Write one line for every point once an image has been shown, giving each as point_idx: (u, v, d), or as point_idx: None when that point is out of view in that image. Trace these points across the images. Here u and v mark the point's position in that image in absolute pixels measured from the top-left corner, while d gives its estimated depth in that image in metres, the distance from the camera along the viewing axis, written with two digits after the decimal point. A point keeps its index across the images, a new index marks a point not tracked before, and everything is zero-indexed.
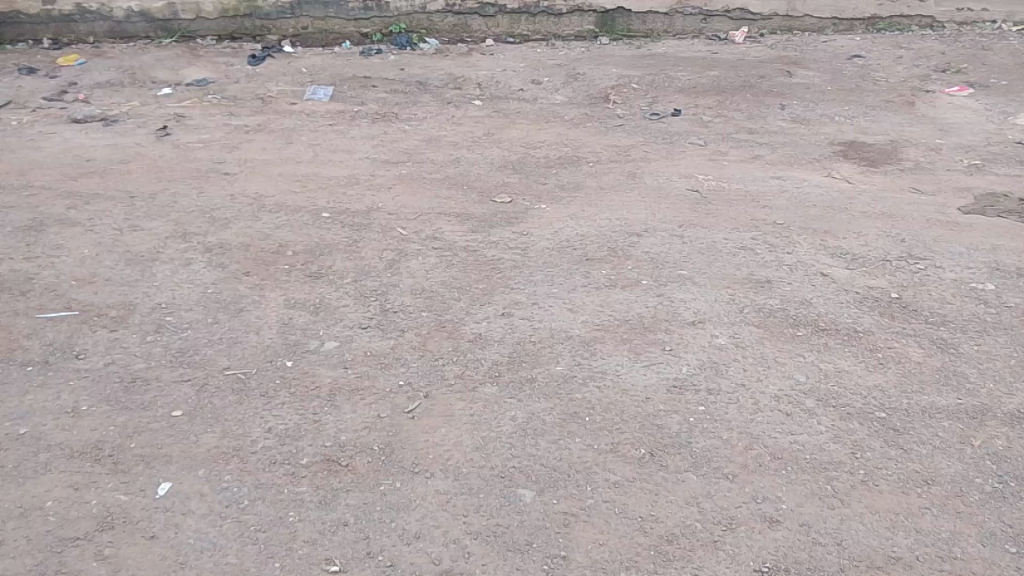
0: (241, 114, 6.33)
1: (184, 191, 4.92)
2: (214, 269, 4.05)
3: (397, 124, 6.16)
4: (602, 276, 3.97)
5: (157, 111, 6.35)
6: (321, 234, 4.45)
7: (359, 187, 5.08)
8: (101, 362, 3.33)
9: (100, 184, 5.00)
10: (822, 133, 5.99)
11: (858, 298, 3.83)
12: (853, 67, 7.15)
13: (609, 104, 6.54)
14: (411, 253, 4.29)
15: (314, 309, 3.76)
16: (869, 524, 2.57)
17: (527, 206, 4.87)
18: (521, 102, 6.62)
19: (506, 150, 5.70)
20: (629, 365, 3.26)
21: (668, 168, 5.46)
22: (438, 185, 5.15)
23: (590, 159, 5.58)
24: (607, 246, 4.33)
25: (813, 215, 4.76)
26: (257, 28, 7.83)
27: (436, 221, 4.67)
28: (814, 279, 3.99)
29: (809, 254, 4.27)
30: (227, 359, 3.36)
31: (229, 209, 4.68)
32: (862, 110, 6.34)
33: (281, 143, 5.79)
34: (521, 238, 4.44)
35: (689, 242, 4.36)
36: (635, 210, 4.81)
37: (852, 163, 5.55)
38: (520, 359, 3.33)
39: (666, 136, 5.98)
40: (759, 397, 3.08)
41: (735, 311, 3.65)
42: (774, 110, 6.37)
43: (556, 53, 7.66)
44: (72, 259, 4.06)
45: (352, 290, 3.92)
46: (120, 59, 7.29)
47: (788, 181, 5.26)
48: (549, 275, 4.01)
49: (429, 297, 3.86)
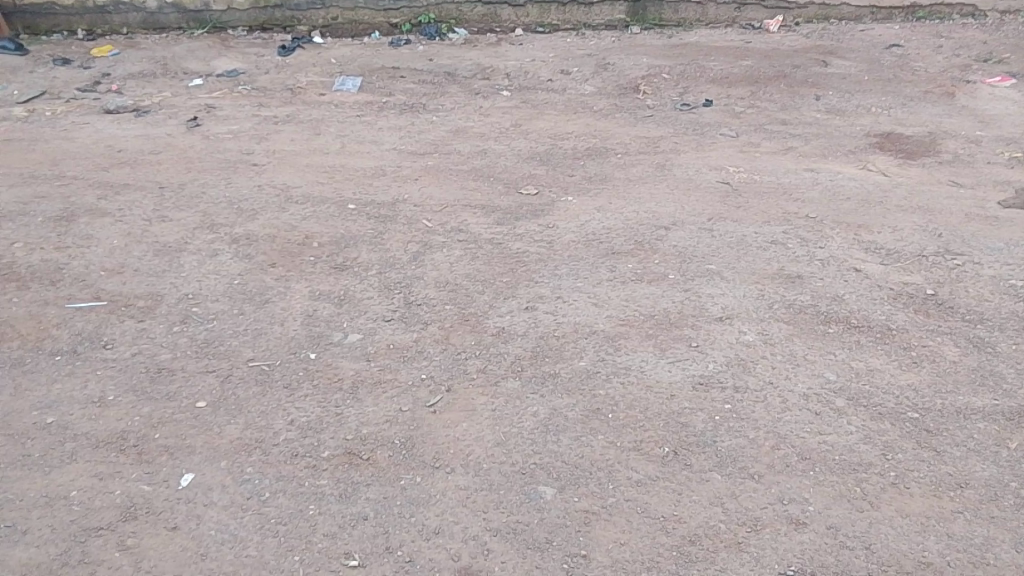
0: (270, 105, 6.36)
1: (213, 181, 4.95)
2: (240, 260, 4.06)
3: (425, 115, 6.15)
4: (628, 269, 3.92)
5: (187, 102, 6.40)
6: (347, 226, 4.45)
7: (385, 178, 5.08)
8: (128, 353, 3.36)
9: (131, 174, 5.04)
10: (857, 124, 5.85)
11: (892, 295, 3.73)
12: (890, 57, 6.98)
13: (639, 95, 6.45)
14: (436, 246, 4.28)
15: (338, 301, 3.76)
16: (900, 529, 2.50)
17: (554, 198, 4.83)
18: (550, 92, 6.56)
19: (533, 141, 5.66)
20: (655, 361, 3.21)
21: (698, 159, 5.37)
22: (465, 176, 5.12)
23: (618, 150, 5.52)
24: (634, 239, 4.27)
25: (846, 209, 4.66)
26: (287, 18, 7.84)
27: (461, 213, 4.65)
28: (846, 275, 3.90)
29: (841, 249, 4.17)
30: (251, 351, 3.37)
31: (256, 200, 4.70)
32: (900, 101, 6.18)
33: (309, 133, 5.81)
34: (547, 231, 4.40)
35: (718, 235, 4.29)
36: (662, 202, 4.74)
37: (888, 155, 5.42)
38: (543, 353, 3.30)
39: (696, 128, 5.88)
40: (788, 396, 3.02)
41: (764, 307, 3.58)
42: (809, 101, 6.24)
43: (585, 43, 7.58)
44: (101, 249, 4.10)
45: (376, 282, 3.92)
46: (152, 50, 7.35)
47: (821, 173, 5.15)
48: (574, 269, 3.96)
49: (453, 290, 3.85)
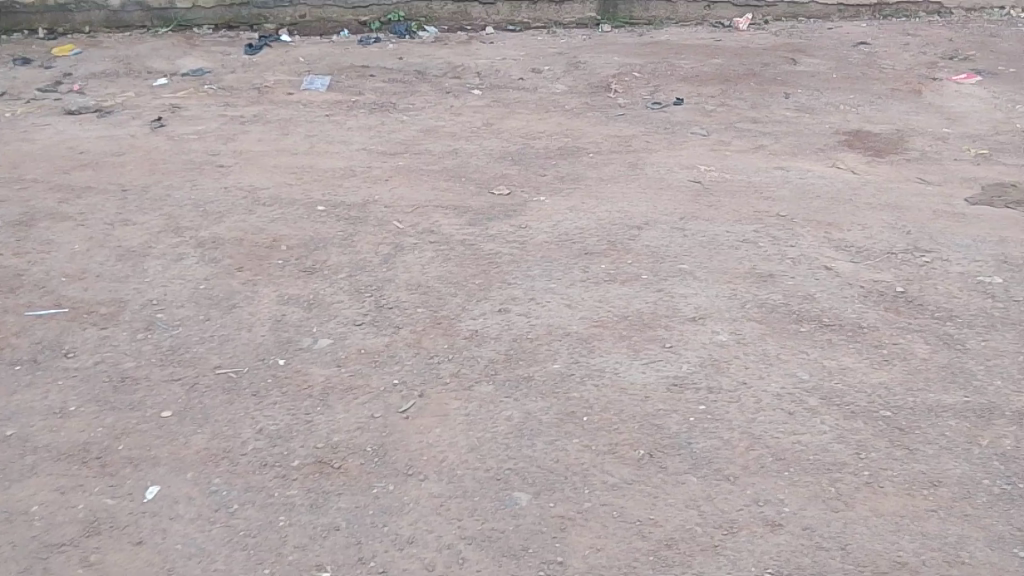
0: (237, 104, 6.25)
1: (178, 183, 4.85)
2: (207, 264, 3.98)
3: (395, 115, 6.08)
4: (600, 270, 3.90)
5: (152, 102, 6.27)
6: (316, 228, 4.38)
7: (355, 179, 5.01)
8: (90, 362, 3.28)
9: (93, 176, 4.93)
10: (827, 122, 5.89)
11: (862, 293, 3.75)
12: (858, 55, 7.04)
13: (610, 93, 6.44)
14: (407, 248, 4.23)
15: (307, 306, 3.69)
16: (874, 528, 2.50)
17: (526, 198, 4.80)
18: (521, 91, 6.52)
19: (505, 141, 5.62)
20: (628, 363, 3.19)
21: (670, 158, 5.37)
22: (436, 177, 5.07)
23: (590, 149, 5.50)
24: (607, 239, 4.26)
25: (816, 207, 4.68)
26: (254, 17, 7.72)
27: (433, 214, 4.60)
28: (817, 273, 3.91)
29: (812, 247, 4.19)
30: (218, 358, 3.30)
31: (222, 202, 4.61)
32: (868, 99, 6.24)
33: (277, 134, 5.72)
34: (520, 232, 4.37)
35: (690, 234, 4.29)
36: (634, 202, 4.73)
37: (857, 153, 5.46)
38: (517, 356, 3.27)
39: (668, 126, 5.89)
40: (762, 395, 3.02)
41: (737, 306, 3.57)
42: (778, 99, 6.27)
43: (556, 41, 7.56)
44: (63, 254, 4.00)
45: (346, 286, 3.87)
46: (115, 49, 7.20)
47: (791, 171, 5.18)
48: (546, 270, 3.94)
49: (425, 292, 3.80)
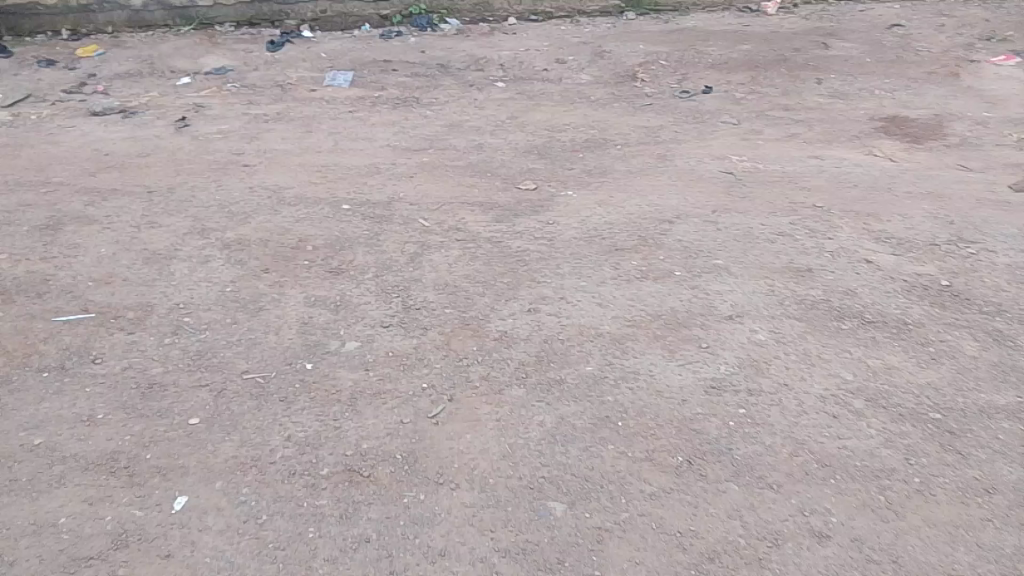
0: (260, 102, 6.21)
1: (203, 184, 4.82)
2: (232, 266, 3.94)
3: (419, 109, 6.00)
4: (632, 267, 3.79)
5: (176, 101, 6.25)
6: (342, 227, 4.33)
7: (379, 176, 4.95)
8: (118, 368, 3.25)
9: (118, 178, 4.91)
10: (862, 108, 5.72)
11: (906, 287, 3.61)
12: (892, 38, 6.83)
13: (637, 83, 6.31)
14: (434, 246, 4.16)
15: (334, 308, 3.64)
16: (926, 539, 2.39)
17: (553, 193, 4.70)
18: (546, 82, 6.41)
19: (531, 134, 5.52)
20: (663, 364, 3.09)
21: (700, 149, 5.24)
22: (461, 173, 4.99)
23: (618, 141, 5.39)
24: (637, 234, 4.15)
25: (854, 197, 4.53)
26: (276, 13, 7.68)
27: (459, 211, 4.52)
28: (857, 267, 3.77)
29: (851, 239, 4.05)
30: (245, 362, 3.26)
31: (247, 202, 4.56)
32: (904, 83, 6.04)
33: (301, 131, 5.67)
34: (547, 228, 4.28)
35: (724, 228, 4.17)
36: (665, 195, 4.62)
37: (893, 140, 5.29)
38: (548, 358, 3.18)
39: (697, 116, 5.75)
40: (804, 398, 2.90)
41: (774, 303, 3.45)
42: (811, 85, 6.10)
43: (580, 30, 7.43)
44: (89, 258, 3.98)
45: (373, 287, 3.80)
46: (138, 49, 7.19)
47: (826, 160, 5.02)
48: (576, 267, 3.84)
49: (452, 293, 3.73)
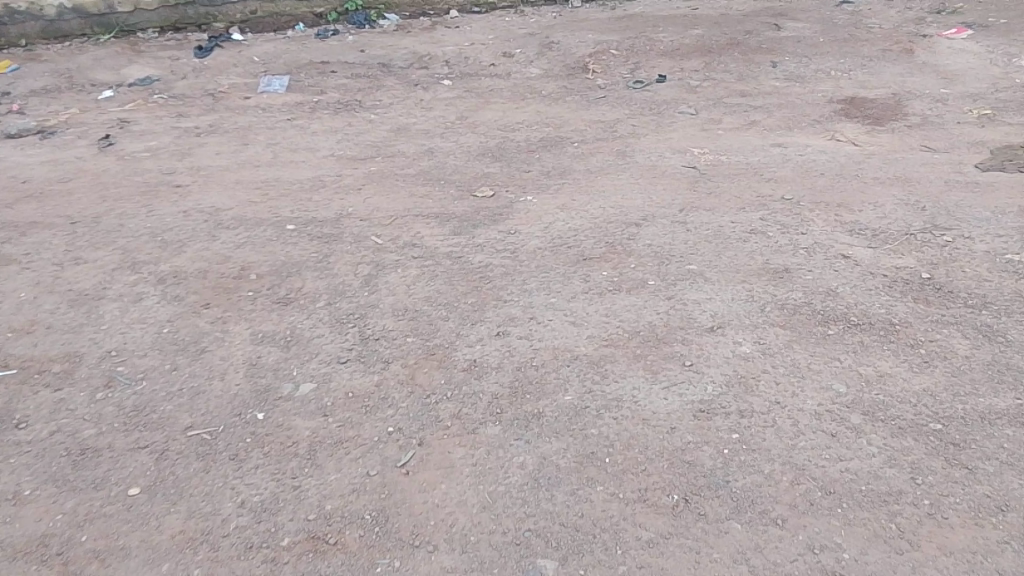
0: (191, 114, 5.82)
1: (132, 210, 4.44)
2: (170, 303, 3.61)
3: (362, 114, 5.69)
4: (602, 279, 3.57)
5: (98, 117, 5.82)
6: (288, 250, 4.01)
7: (325, 191, 4.64)
8: (46, 433, 2.94)
9: (38, 208, 4.51)
10: (819, 91, 5.58)
11: (887, 283, 3.46)
12: (843, 15, 6.73)
13: (588, 74, 6.08)
14: (389, 266, 3.88)
15: (285, 344, 3.35)
16: (945, 570, 2.22)
17: (512, 199, 4.45)
18: (494, 78, 6.14)
19: (483, 136, 5.25)
20: (647, 388, 2.88)
21: (660, 142, 5.04)
22: (413, 181, 4.71)
23: (574, 138, 5.16)
24: (605, 240, 3.94)
25: (822, 186, 4.38)
26: (201, 16, 7.23)
27: (414, 224, 4.25)
28: (835, 264, 3.62)
29: (826, 233, 3.89)
30: (189, 416, 2.97)
31: (182, 228, 4.22)
32: (859, 62, 5.93)
33: (237, 144, 5.32)
34: (509, 239, 4.03)
35: (693, 229, 3.98)
36: (629, 195, 4.41)
37: (855, 122, 5.16)
38: (523, 389, 2.94)
39: (653, 107, 5.55)
40: (799, 416, 2.73)
41: (756, 310, 3.27)
42: (766, 69, 5.94)
43: (526, 21, 7.16)
44: (8, 304, 3.61)
45: (326, 316, 3.52)
46: (55, 63, 6.70)
47: (789, 148, 4.87)
48: (543, 282, 3.61)
49: (413, 319, 3.46)
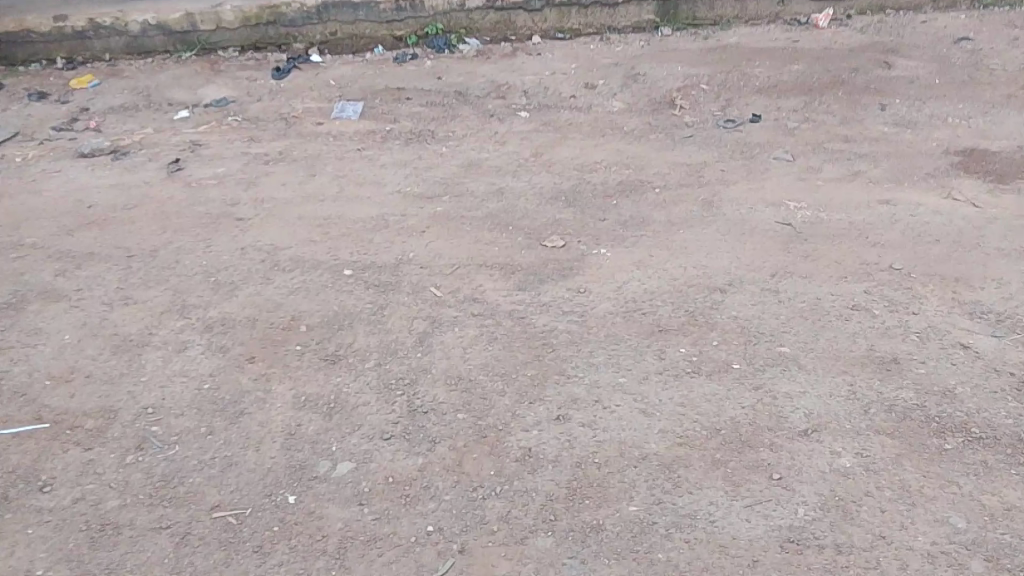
0: (261, 139, 5.69)
1: (189, 244, 4.30)
2: (213, 355, 3.40)
3: (434, 146, 5.44)
4: (679, 356, 3.20)
5: (170, 139, 5.76)
6: (341, 300, 3.77)
7: (386, 232, 4.38)
8: (68, 500, 2.76)
9: (97, 238, 4.41)
10: (933, 139, 5.06)
11: (1015, 386, 3.00)
12: (961, 54, 6.15)
13: (675, 110, 5.69)
14: (446, 324, 3.58)
15: (327, 411, 3.08)
16: None
17: (584, 250, 4.11)
18: (574, 111, 5.82)
19: (558, 176, 4.92)
20: (726, 504, 2.53)
21: (750, 193, 4.60)
22: (480, 225, 4.42)
23: (656, 183, 4.78)
24: (683, 308, 3.56)
25: (935, 254, 3.89)
26: (282, 36, 7.12)
27: (476, 275, 3.95)
28: (952, 355, 3.17)
29: (940, 314, 3.43)
30: (218, 494, 2.74)
31: (236, 267, 4.04)
32: (980, 109, 5.36)
33: (303, 175, 5.14)
34: (578, 299, 3.69)
35: (786, 301, 3.56)
36: (713, 254, 3.99)
37: (975, 179, 4.62)
38: (582, 492, 2.62)
39: (744, 150, 5.12)
40: (908, 558, 2.34)
41: (857, 412, 2.85)
42: (872, 112, 5.44)
43: (611, 49, 6.83)
44: (51, 348, 3.48)
45: (373, 381, 3.25)
46: (135, 80, 6.70)
47: (899, 206, 4.36)
48: (613, 356, 3.25)
49: (466, 390, 3.15)
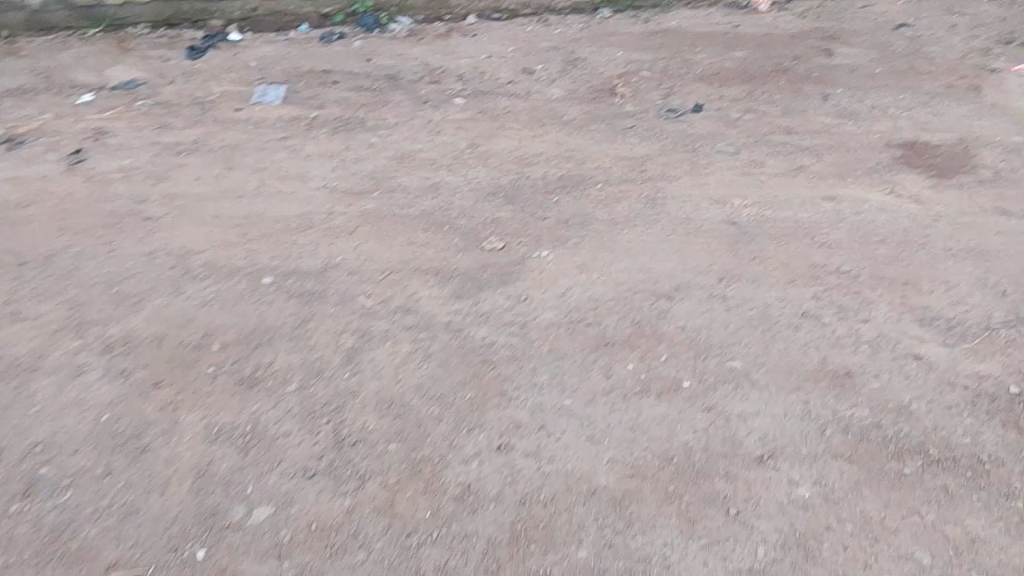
0: (174, 126, 5.26)
1: (92, 249, 3.92)
2: (116, 381, 3.11)
3: (363, 135, 5.11)
4: (627, 374, 3.00)
5: (73, 126, 5.27)
6: (261, 312, 3.46)
7: (311, 233, 4.07)
8: None
9: None
10: (875, 131, 4.97)
11: (970, 400, 2.89)
12: (902, 42, 6.10)
13: (616, 99, 5.48)
14: (376, 338, 3.31)
15: (243, 446, 2.82)
16: None
17: (524, 253, 3.88)
18: (512, 98, 5.55)
19: (495, 170, 4.66)
20: (681, 545, 2.38)
21: (694, 188, 4.44)
22: (413, 224, 4.14)
23: (598, 178, 4.57)
24: (630, 318, 3.35)
25: (881, 255, 3.79)
26: (197, 12, 6.61)
27: (409, 281, 3.68)
28: (905, 367, 3.03)
29: (890, 321, 3.31)
30: (115, 550, 2.51)
31: (144, 276, 3.69)
32: (921, 99, 5.31)
33: (220, 167, 4.75)
34: (518, 309, 3.46)
35: (735, 308, 3.39)
36: (658, 256, 3.81)
37: (918, 173, 4.55)
38: (527, 536, 2.44)
39: (688, 142, 4.95)
40: None
41: (814, 434, 2.70)
42: (815, 102, 5.34)
43: (550, 31, 6.56)
44: None
45: (296, 407, 2.97)
46: (34, 59, 6.14)
47: (844, 203, 4.25)
48: (557, 374, 3.04)
49: (399, 416, 2.91)
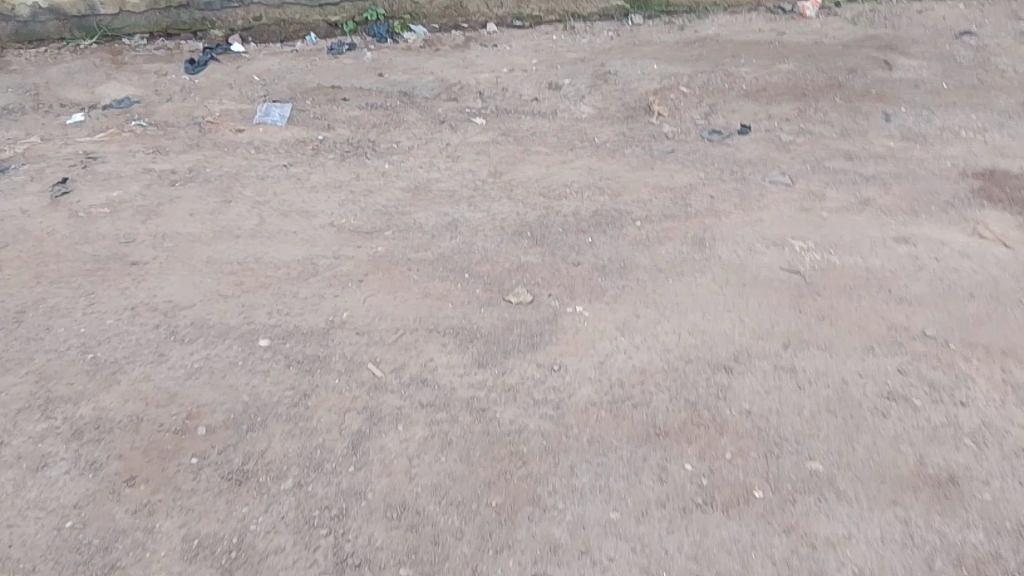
0: (169, 151, 4.80)
1: (67, 304, 3.47)
2: (83, 476, 2.65)
3: (374, 161, 4.63)
4: (685, 479, 2.52)
5: (59, 150, 4.83)
6: (253, 385, 2.99)
7: (315, 282, 3.60)
8: None
9: None
10: (947, 157, 4.42)
11: None
12: (966, 52, 5.53)
13: (652, 118, 4.97)
14: (386, 420, 2.83)
15: (228, 567, 2.36)
16: None
17: (556, 308, 3.39)
18: (537, 117, 5.05)
19: (521, 204, 4.16)
20: None
21: (747, 225, 3.92)
22: (430, 271, 3.66)
23: (637, 212, 4.06)
24: (683, 397, 2.85)
25: (972, 314, 3.26)
26: (197, 22, 6.17)
27: (425, 344, 3.21)
28: (1020, 471, 2.52)
29: (993, 404, 2.79)
30: None
31: (123, 339, 3.25)
32: (995, 119, 4.75)
33: (216, 200, 4.29)
34: (552, 381, 2.97)
35: (807, 385, 2.88)
36: (712, 313, 3.30)
37: (1001, 208, 4.00)
38: None
39: (736, 169, 4.42)
40: None
41: (919, 569, 2.23)
42: (876, 122, 4.80)
43: (577, 41, 6.05)
44: None
45: (290, 513, 2.50)
46: (23, 74, 5.70)
47: (921, 245, 3.72)
48: (602, 475, 2.56)
49: (413, 529, 2.43)
